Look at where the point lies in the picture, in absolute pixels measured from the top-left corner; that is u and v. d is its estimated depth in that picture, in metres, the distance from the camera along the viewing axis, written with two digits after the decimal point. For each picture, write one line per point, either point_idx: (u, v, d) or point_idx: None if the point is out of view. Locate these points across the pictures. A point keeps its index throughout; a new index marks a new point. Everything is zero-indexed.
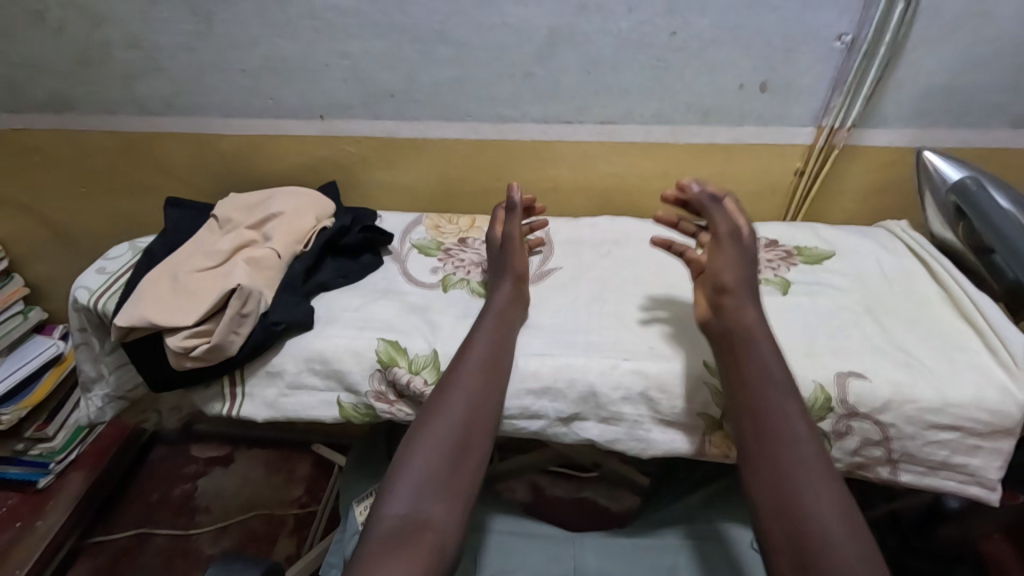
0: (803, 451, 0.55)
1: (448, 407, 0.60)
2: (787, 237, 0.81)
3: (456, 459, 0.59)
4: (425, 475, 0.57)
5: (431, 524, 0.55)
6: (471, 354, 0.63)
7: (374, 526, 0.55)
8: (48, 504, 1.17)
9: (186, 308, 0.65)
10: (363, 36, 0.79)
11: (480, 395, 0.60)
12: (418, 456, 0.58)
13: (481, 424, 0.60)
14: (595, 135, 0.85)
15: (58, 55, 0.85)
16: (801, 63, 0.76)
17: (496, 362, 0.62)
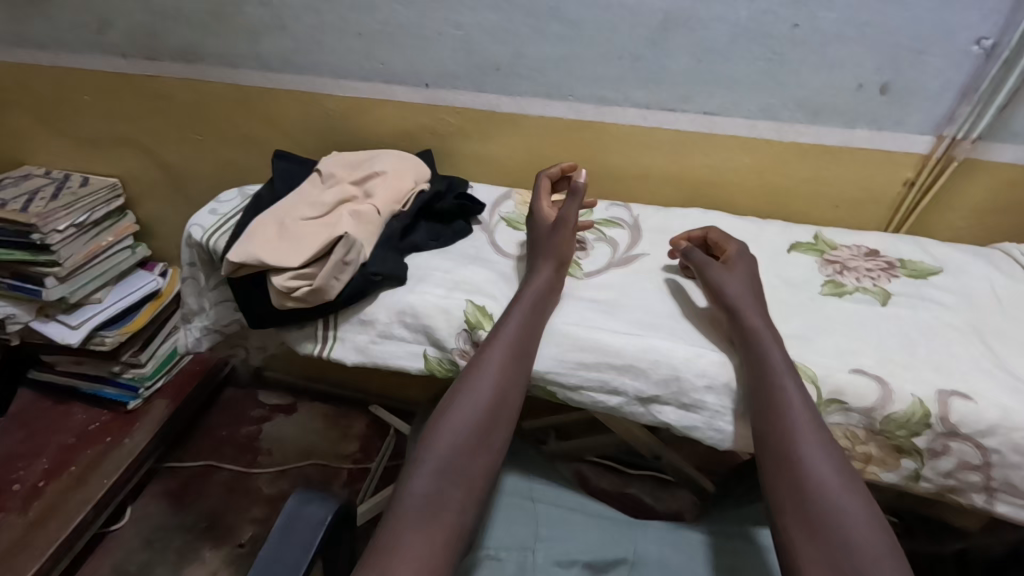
0: (810, 436, 0.54)
1: (473, 391, 0.59)
2: (890, 249, 0.77)
3: (478, 441, 0.57)
4: (448, 456, 0.56)
5: (452, 505, 0.53)
6: (503, 332, 0.62)
7: (394, 509, 0.53)
8: (135, 425, 1.27)
9: (293, 250, 0.69)
10: (479, 8, 0.81)
11: (510, 375, 0.60)
12: (443, 435, 0.57)
13: (509, 404, 0.60)
14: (695, 126, 0.84)
15: (195, 8, 0.92)
16: (930, 65, 0.72)
17: (523, 342, 0.62)
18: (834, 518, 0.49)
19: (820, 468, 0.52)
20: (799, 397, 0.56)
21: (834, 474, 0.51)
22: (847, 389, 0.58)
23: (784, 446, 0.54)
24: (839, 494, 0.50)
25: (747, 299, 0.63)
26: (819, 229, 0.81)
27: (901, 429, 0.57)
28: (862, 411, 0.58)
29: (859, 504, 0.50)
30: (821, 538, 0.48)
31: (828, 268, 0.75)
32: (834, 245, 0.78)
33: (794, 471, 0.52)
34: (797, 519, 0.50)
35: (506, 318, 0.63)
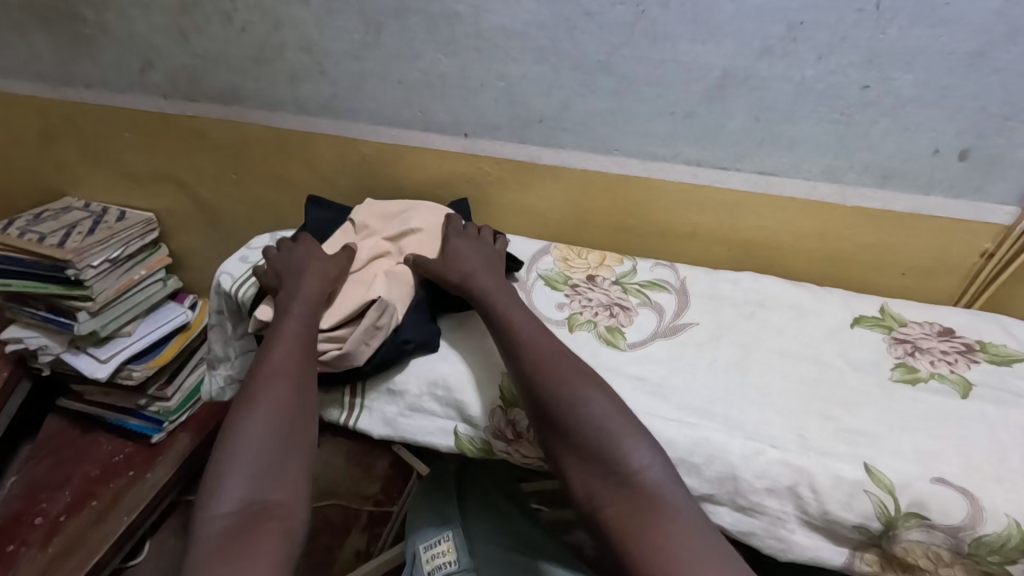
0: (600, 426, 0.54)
1: (271, 387, 0.58)
2: (967, 328, 0.70)
3: (293, 441, 0.56)
4: (251, 459, 0.54)
5: (275, 510, 0.51)
6: (287, 332, 0.63)
7: (202, 528, 0.50)
8: (158, 459, 1.26)
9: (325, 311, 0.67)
10: (525, 60, 0.77)
11: (300, 370, 0.61)
12: (248, 433, 0.55)
13: (307, 402, 0.59)
14: (749, 185, 0.79)
15: (236, 52, 0.91)
16: (1017, 133, 0.66)
17: (308, 340, 0.63)
18: (616, 459, 0.53)
19: (601, 410, 0.55)
20: (572, 362, 0.59)
21: (616, 420, 0.55)
22: (930, 503, 0.52)
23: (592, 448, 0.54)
24: (619, 438, 0.54)
25: (477, 270, 0.69)
26: (885, 301, 0.75)
27: (993, 554, 0.50)
28: (948, 529, 0.51)
29: (650, 448, 0.54)
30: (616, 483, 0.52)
31: (897, 348, 0.68)
32: (902, 320, 0.72)
33: (581, 423, 0.55)
34: (577, 455, 0.54)
35: (286, 316, 0.64)
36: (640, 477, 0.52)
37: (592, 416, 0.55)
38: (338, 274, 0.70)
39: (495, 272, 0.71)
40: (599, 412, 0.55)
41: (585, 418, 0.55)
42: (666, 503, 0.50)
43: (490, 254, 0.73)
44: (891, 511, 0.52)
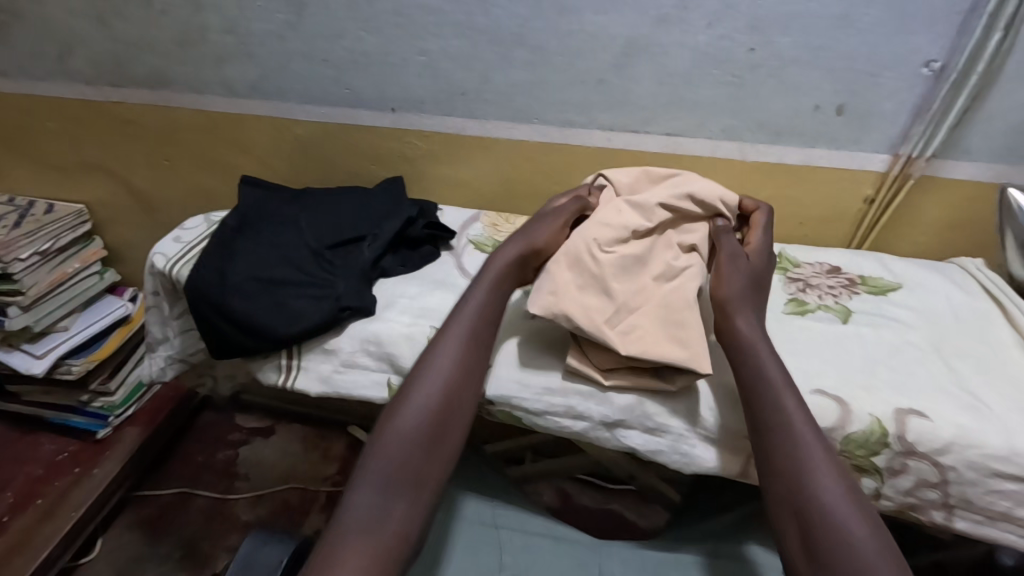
0: (811, 460, 0.51)
1: (423, 394, 0.58)
2: (851, 265, 0.78)
3: (432, 453, 0.56)
4: (404, 470, 0.54)
5: (394, 526, 0.51)
6: (438, 348, 0.61)
7: (336, 524, 0.51)
8: (105, 455, 1.24)
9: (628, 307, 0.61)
10: (444, 35, 0.81)
11: (456, 390, 0.59)
12: (391, 437, 0.56)
13: (454, 422, 0.58)
14: (659, 147, 0.85)
15: (159, 35, 0.91)
16: (884, 87, 0.74)
17: (468, 358, 0.61)
18: (786, 456, 0.52)
19: (788, 408, 0.54)
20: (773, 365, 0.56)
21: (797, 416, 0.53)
22: (808, 411, 0.58)
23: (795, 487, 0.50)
24: (798, 434, 0.52)
25: (744, 295, 0.61)
26: (783, 248, 0.82)
27: (861, 449, 0.57)
28: (823, 432, 0.58)
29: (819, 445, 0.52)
30: (777, 474, 0.52)
31: (790, 286, 0.75)
32: (797, 262, 0.79)
33: (762, 422, 0.54)
34: (790, 496, 0.50)
35: (455, 319, 0.63)
36: (833, 517, 0.48)
37: (771, 414, 0.54)
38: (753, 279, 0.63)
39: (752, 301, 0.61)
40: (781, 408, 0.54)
41: (791, 457, 0.51)
42: (843, 524, 0.47)
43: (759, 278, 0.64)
44: None
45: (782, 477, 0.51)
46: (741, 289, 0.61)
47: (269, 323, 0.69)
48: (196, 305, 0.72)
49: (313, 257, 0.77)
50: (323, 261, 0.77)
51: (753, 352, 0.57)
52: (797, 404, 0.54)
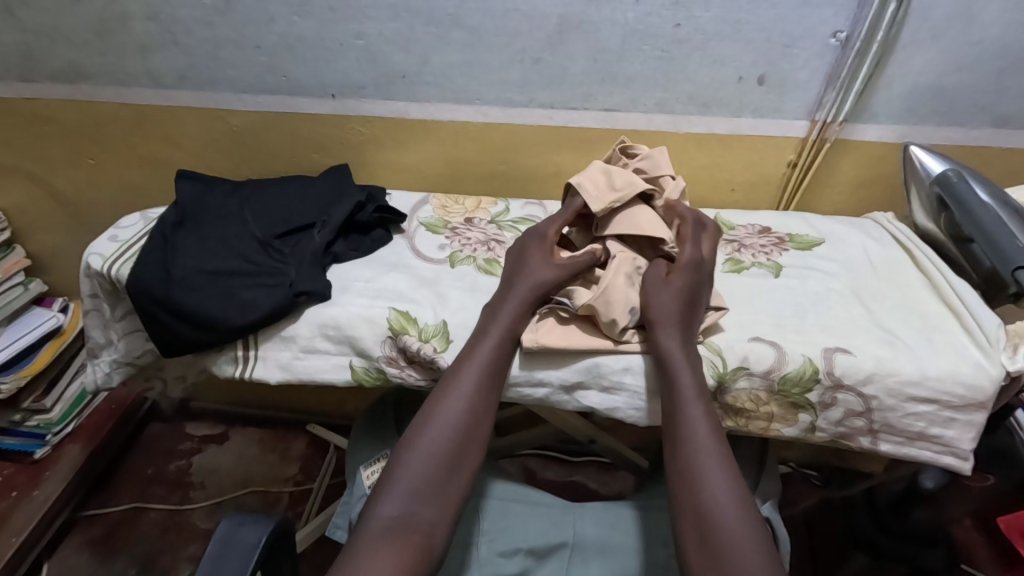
0: (713, 462, 0.56)
1: (448, 411, 0.60)
2: (780, 225, 0.84)
3: (452, 469, 0.58)
4: (430, 478, 0.57)
5: (421, 528, 0.54)
6: (479, 355, 0.62)
7: (367, 522, 0.54)
8: (45, 475, 1.18)
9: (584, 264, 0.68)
10: (379, 17, 0.81)
11: (482, 397, 0.61)
12: (422, 448, 0.58)
13: (478, 428, 0.61)
14: (597, 122, 0.88)
15: (75, 25, 0.86)
16: (798, 57, 0.80)
17: (498, 363, 0.63)
18: (686, 466, 0.57)
19: (693, 424, 0.58)
20: (689, 371, 0.59)
21: (705, 431, 0.58)
22: (749, 356, 0.63)
23: (691, 484, 0.55)
24: (701, 449, 0.57)
25: (676, 309, 0.63)
26: (719, 213, 0.87)
27: (795, 387, 0.62)
28: (762, 373, 0.62)
29: (719, 456, 0.56)
30: (679, 466, 0.57)
31: (726, 247, 0.80)
32: (731, 225, 0.84)
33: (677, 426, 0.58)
34: (688, 489, 0.55)
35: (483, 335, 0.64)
36: (719, 517, 0.53)
37: (679, 426, 0.58)
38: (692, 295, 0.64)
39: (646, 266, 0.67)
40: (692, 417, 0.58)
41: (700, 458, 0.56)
42: (728, 528, 0.52)
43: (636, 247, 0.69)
44: (721, 369, 0.63)
45: (679, 466, 0.57)
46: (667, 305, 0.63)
47: (223, 316, 0.68)
48: (141, 305, 0.69)
49: (262, 247, 0.76)
50: (270, 250, 0.76)
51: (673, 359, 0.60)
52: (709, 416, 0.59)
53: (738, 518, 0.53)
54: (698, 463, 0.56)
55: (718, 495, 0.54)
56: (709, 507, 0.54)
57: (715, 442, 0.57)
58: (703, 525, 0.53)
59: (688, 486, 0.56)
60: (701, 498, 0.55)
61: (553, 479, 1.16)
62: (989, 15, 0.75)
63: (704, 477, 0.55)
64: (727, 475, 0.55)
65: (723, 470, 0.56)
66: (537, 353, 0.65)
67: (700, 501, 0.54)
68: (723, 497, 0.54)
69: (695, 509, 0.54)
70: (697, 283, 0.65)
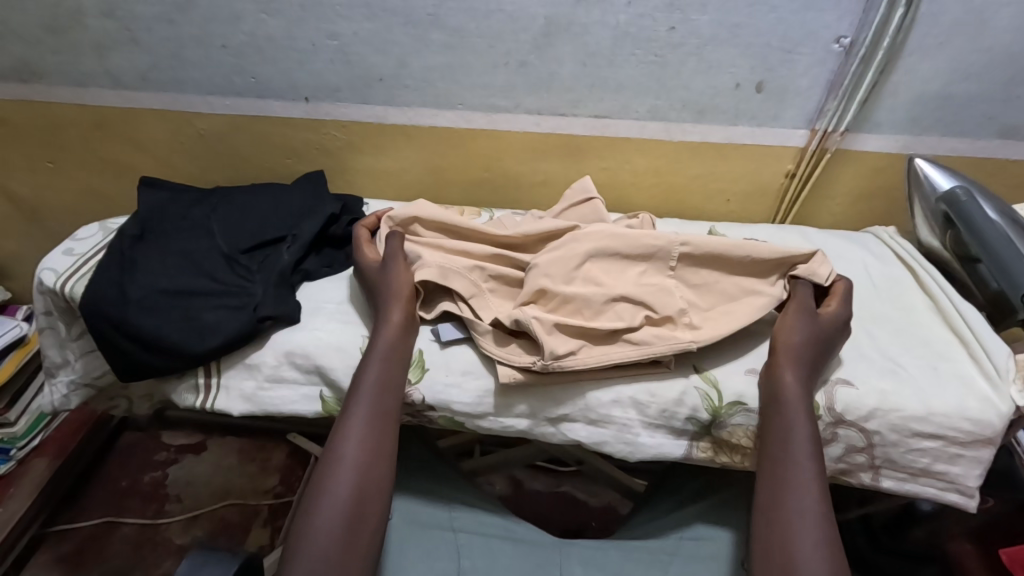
0: (804, 525, 0.49)
1: (343, 456, 0.54)
2: (778, 240, 0.80)
3: (357, 520, 0.52)
4: (335, 537, 0.50)
5: None
6: (364, 388, 0.58)
7: None
8: (9, 491, 1.13)
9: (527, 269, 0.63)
10: (353, 16, 0.76)
11: (376, 433, 0.56)
12: (324, 503, 0.52)
13: (375, 490, 0.54)
14: (587, 129, 0.83)
15: (24, 20, 0.80)
16: (799, 63, 0.75)
17: (386, 392, 0.58)
18: (776, 523, 0.50)
19: (793, 477, 0.51)
20: (803, 422, 0.54)
21: (805, 491, 0.51)
22: (746, 389, 0.59)
23: (778, 548, 0.49)
24: (791, 506, 0.50)
25: (804, 353, 0.57)
26: (713, 226, 0.83)
27: None
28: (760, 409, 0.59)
29: (813, 517, 0.49)
30: (766, 524, 0.50)
31: None
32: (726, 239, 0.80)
33: (773, 483, 0.52)
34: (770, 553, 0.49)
35: (365, 365, 0.59)
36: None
37: (774, 479, 0.52)
38: (822, 340, 0.59)
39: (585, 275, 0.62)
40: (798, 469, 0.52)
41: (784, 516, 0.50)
42: None
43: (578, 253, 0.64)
44: (716, 403, 0.59)
45: (766, 521, 0.51)
46: (802, 343, 0.58)
47: (182, 341, 0.63)
48: (95, 328, 0.63)
49: (227, 264, 0.71)
50: (236, 267, 0.71)
51: (777, 407, 0.55)
52: (807, 472, 0.52)
53: None
54: (789, 524, 0.49)
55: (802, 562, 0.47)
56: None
57: (805, 499, 0.50)
58: None
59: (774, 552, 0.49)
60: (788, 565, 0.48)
61: (541, 490, 1.12)
62: (1001, 22, 0.71)
63: (793, 539, 0.48)
64: (824, 542, 0.48)
65: (818, 536, 0.48)
66: (517, 385, 0.60)
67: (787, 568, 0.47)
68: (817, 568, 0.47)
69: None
70: (826, 331, 0.60)
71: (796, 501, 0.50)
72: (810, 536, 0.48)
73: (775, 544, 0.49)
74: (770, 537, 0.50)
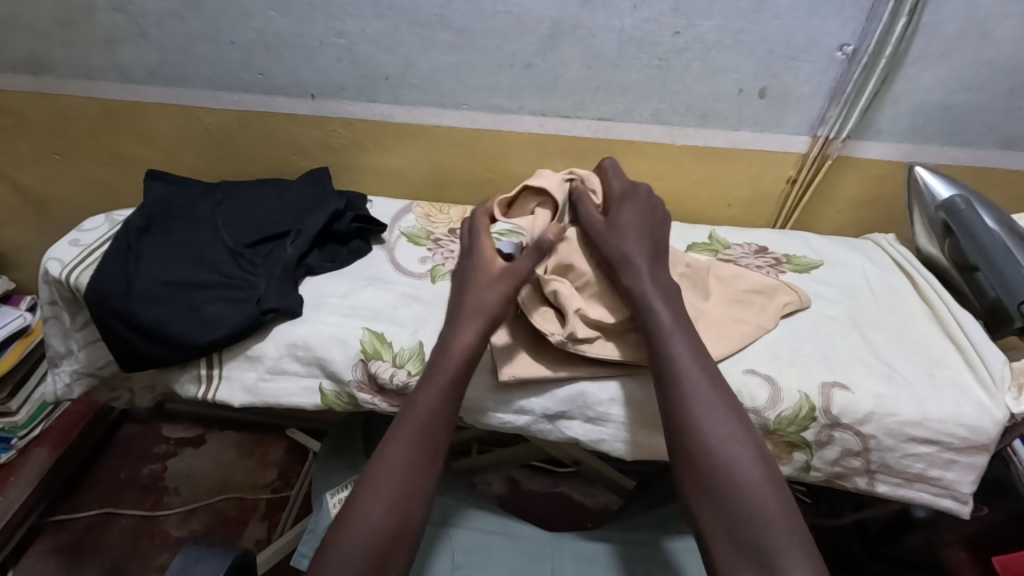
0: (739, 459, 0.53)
1: (399, 445, 0.56)
2: (778, 246, 0.81)
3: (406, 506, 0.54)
4: (387, 519, 0.53)
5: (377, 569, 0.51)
6: (431, 383, 0.58)
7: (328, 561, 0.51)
8: (9, 480, 1.13)
9: (601, 228, 0.65)
10: (361, 15, 0.76)
11: (435, 428, 0.57)
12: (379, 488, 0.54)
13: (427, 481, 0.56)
14: (590, 131, 0.84)
15: (36, 13, 0.81)
16: (802, 70, 0.76)
17: (452, 391, 0.58)
18: (695, 445, 0.54)
19: (719, 411, 0.55)
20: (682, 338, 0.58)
21: (726, 422, 0.54)
22: (743, 391, 0.60)
23: (704, 468, 0.53)
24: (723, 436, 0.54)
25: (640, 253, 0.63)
26: (713, 230, 0.83)
27: (791, 426, 0.59)
28: (756, 411, 0.59)
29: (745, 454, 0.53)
30: (682, 441, 0.55)
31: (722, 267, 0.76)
32: (727, 243, 0.81)
33: (677, 409, 0.55)
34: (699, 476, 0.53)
35: (439, 360, 0.59)
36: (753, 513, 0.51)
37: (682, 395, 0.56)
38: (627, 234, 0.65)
39: (651, 246, 0.66)
40: (741, 470, 0.52)
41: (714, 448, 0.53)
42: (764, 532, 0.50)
43: (657, 232, 0.67)
44: None
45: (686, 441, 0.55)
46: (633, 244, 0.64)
47: (185, 331, 0.64)
48: (100, 318, 0.64)
49: (231, 257, 0.72)
50: (240, 259, 0.72)
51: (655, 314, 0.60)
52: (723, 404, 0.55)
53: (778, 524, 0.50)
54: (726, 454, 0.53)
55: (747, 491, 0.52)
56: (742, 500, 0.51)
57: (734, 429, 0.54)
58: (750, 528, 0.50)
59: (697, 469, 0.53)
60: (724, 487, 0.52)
61: (537, 491, 1.13)
62: (1002, 34, 0.72)
63: (730, 466, 0.52)
64: (765, 475, 0.52)
65: (750, 466, 0.53)
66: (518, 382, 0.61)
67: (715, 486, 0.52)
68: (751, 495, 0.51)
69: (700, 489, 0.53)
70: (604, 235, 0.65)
71: (729, 431, 0.54)
72: (746, 464, 0.53)
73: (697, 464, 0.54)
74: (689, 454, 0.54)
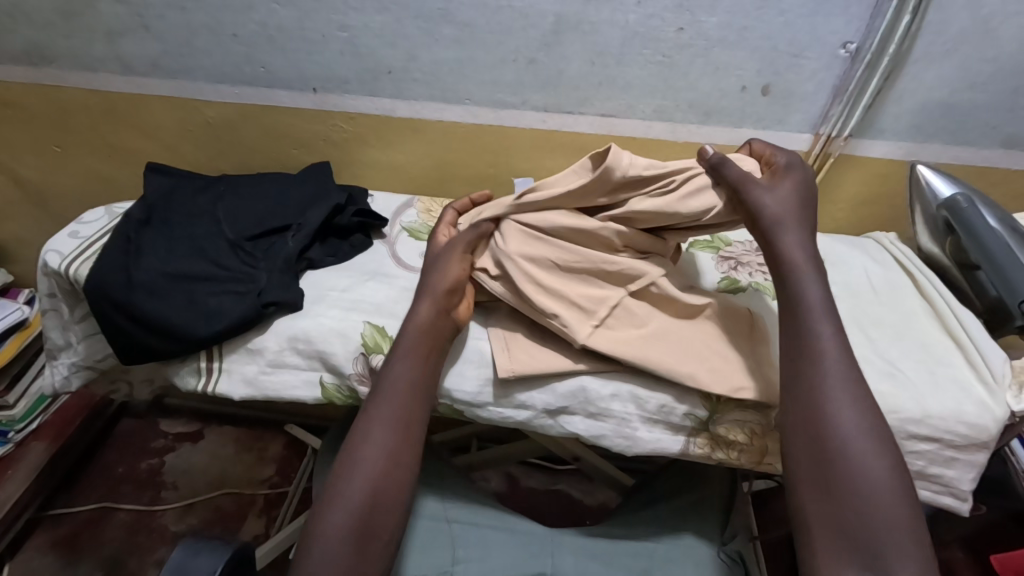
0: (868, 456, 0.49)
1: (370, 441, 0.55)
2: None
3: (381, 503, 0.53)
4: (360, 516, 0.52)
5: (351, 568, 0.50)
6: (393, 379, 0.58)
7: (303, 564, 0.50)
8: (6, 474, 1.12)
9: (760, 187, 0.59)
10: (364, 8, 0.76)
11: (405, 422, 0.56)
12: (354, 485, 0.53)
13: (403, 476, 0.55)
14: (593, 127, 0.84)
15: (37, 4, 0.81)
16: (805, 67, 0.76)
17: (416, 387, 0.58)
18: (821, 434, 0.51)
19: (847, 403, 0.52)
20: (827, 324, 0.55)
21: (860, 417, 0.51)
22: None
23: (822, 459, 0.50)
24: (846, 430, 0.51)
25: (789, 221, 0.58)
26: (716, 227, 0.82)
27: None
28: (757, 407, 0.59)
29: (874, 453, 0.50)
30: (807, 430, 0.52)
31: (723, 265, 0.76)
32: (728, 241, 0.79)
33: (806, 398, 0.52)
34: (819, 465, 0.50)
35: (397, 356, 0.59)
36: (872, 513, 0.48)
37: (810, 382, 0.53)
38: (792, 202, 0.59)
39: (807, 224, 0.60)
40: (863, 474, 0.49)
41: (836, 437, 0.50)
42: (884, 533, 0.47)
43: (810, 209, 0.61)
44: (713, 399, 0.60)
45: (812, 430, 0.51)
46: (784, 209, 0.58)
47: (186, 324, 0.63)
48: (100, 311, 0.64)
49: (232, 250, 0.72)
50: (240, 252, 0.72)
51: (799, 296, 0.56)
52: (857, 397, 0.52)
53: (901, 527, 0.47)
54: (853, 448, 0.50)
55: (872, 490, 0.48)
56: (869, 500, 0.48)
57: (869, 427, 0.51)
58: (868, 525, 0.47)
59: (819, 464, 0.50)
60: (852, 484, 0.49)
61: (536, 488, 1.13)
62: (1006, 33, 0.72)
63: (854, 460, 0.49)
64: (896, 474, 0.49)
65: (881, 462, 0.49)
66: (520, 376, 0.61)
67: (839, 479, 0.49)
68: (883, 495, 0.48)
69: (817, 482, 0.50)
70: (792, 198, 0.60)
71: (862, 427, 0.51)
72: (878, 462, 0.49)
73: (819, 456, 0.50)
74: (810, 446, 0.51)
